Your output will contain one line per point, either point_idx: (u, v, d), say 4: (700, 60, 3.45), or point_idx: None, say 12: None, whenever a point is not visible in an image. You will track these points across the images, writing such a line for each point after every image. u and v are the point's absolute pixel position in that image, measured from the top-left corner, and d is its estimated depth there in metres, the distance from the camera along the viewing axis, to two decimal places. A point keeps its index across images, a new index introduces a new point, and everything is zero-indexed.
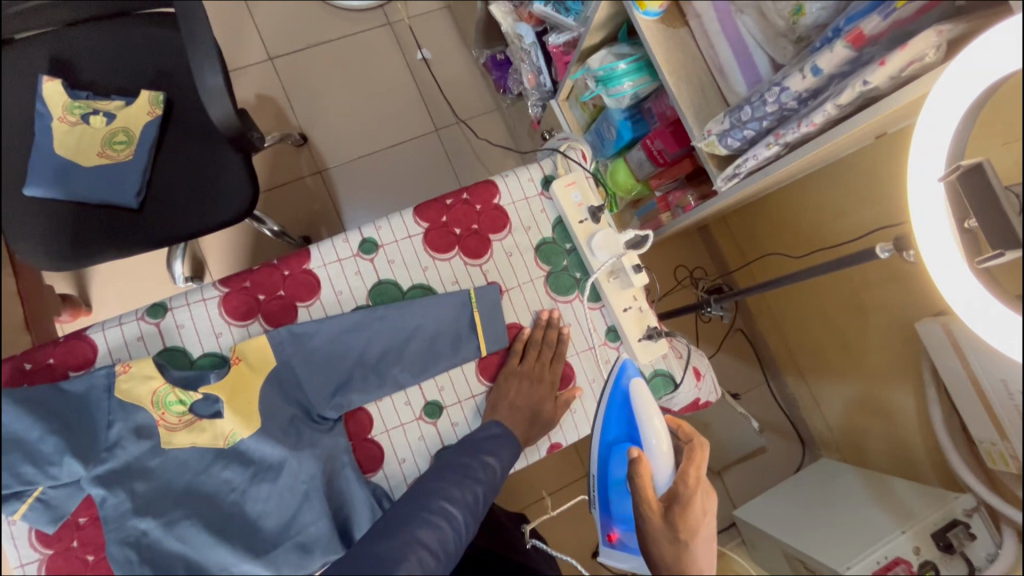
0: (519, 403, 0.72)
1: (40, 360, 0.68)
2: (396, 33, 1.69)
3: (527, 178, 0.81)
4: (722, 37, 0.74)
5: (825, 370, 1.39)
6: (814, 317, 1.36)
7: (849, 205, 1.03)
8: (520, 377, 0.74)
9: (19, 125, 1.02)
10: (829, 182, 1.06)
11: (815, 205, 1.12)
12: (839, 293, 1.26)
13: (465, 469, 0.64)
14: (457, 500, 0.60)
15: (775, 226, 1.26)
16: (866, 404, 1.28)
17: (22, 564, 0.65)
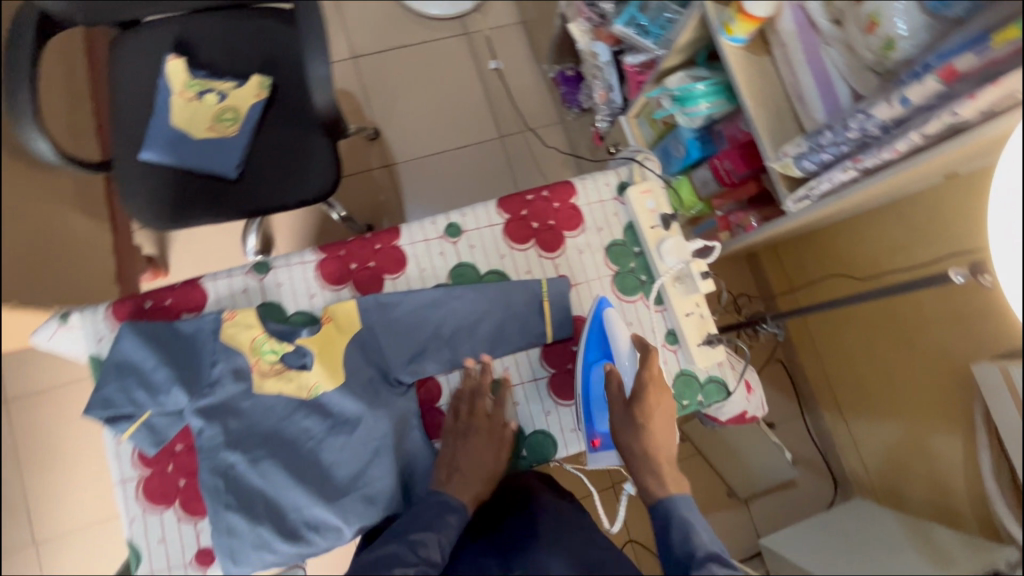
0: (464, 465, 0.71)
1: (160, 301, 0.76)
2: (472, 43, 1.79)
3: (604, 183, 0.86)
4: (805, 65, 0.78)
5: (866, 405, 1.38)
6: (861, 352, 1.35)
7: (912, 242, 1.04)
8: (457, 435, 0.73)
9: (143, 96, 1.13)
10: (891, 217, 1.07)
11: (873, 238, 1.13)
12: (891, 330, 1.25)
13: (391, 563, 0.61)
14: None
15: (827, 256, 1.27)
16: (908, 443, 1.26)
17: (123, 480, 0.72)
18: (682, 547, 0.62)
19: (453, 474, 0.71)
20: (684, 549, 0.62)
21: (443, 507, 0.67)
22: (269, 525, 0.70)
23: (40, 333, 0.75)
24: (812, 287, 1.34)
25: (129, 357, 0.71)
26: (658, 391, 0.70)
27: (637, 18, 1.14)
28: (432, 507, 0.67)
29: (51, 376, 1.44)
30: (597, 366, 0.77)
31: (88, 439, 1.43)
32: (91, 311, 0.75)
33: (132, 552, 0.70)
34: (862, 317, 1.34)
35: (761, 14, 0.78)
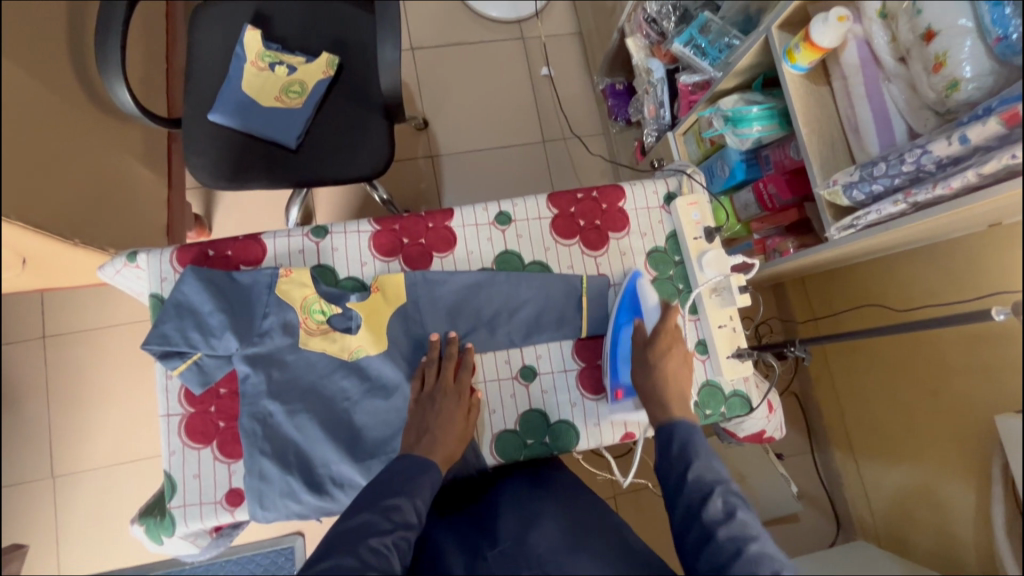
0: (434, 430, 0.72)
1: (221, 251, 0.80)
2: (528, 47, 1.84)
3: (652, 191, 0.89)
4: (864, 99, 0.80)
5: (877, 447, 1.38)
6: (878, 394, 1.34)
7: (939, 289, 1.02)
8: (430, 399, 0.74)
9: (218, 61, 1.18)
10: (920, 261, 1.06)
11: (903, 280, 1.12)
12: (910, 375, 1.22)
13: (365, 532, 0.59)
14: (375, 566, 0.56)
15: (856, 294, 1.27)
16: (919, 491, 1.24)
17: (168, 414, 0.76)
18: (679, 460, 0.66)
19: (422, 438, 0.71)
20: (682, 460, 0.66)
21: (414, 472, 0.67)
22: (298, 476, 0.73)
23: (107, 267, 0.80)
24: (834, 319, 1.37)
25: (189, 298, 0.75)
26: (674, 337, 0.78)
27: (697, 38, 1.16)
28: (405, 472, 0.67)
29: (91, 319, 1.50)
30: (627, 326, 0.81)
31: (117, 384, 1.48)
32: (157, 252, 0.79)
33: (168, 484, 0.74)
34: (880, 358, 1.31)
35: (827, 45, 0.79)
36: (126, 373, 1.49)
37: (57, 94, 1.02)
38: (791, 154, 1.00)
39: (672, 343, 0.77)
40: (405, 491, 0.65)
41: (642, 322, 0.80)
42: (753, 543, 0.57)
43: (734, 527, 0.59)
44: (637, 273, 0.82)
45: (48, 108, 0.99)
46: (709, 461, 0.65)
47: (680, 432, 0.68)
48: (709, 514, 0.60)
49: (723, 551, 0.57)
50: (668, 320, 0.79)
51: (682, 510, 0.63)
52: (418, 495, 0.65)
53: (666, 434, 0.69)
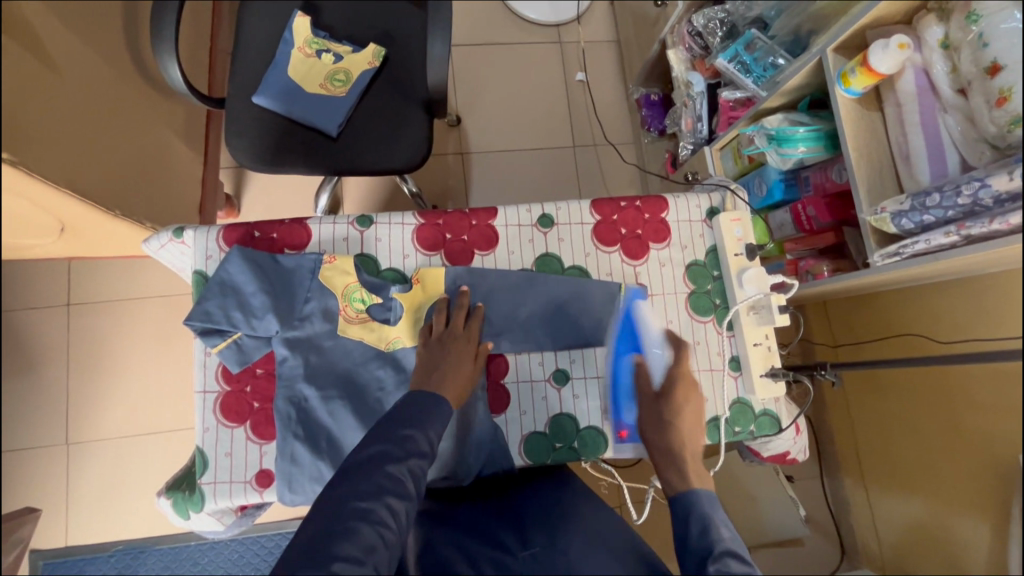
0: (445, 368, 0.73)
1: (267, 233, 0.81)
2: (564, 52, 1.84)
3: (695, 204, 0.89)
4: (918, 128, 0.80)
5: (886, 476, 1.35)
6: (897, 424, 1.29)
7: (966, 322, 0.96)
8: (438, 340, 0.76)
9: (265, 44, 1.19)
10: (952, 293, 1.02)
11: (932, 309, 1.07)
12: (930, 407, 1.15)
13: (381, 459, 0.58)
14: (393, 490, 0.56)
15: (883, 322, 1.24)
16: (930, 526, 1.20)
17: (204, 390, 0.76)
18: (699, 543, 0.60)
19: (431, 374, 0.72)
20: (704, 544, 0.60)
21: (427, 405, 0.67)
22: (328, 462, 0.74)
23: (152, 241, 0.81)
24: (856, 345, 1.35)
25: (233, 277, 0.76)
26: (688, 382, 0.79)
27: (741, 55, 1.16)
28: (415, 405, 0.67)
29: (115, 290, 1.51)
30: (627, 358, 0.82)
31: (137, 357, 1.49)
32: (204, 230, 0.80)
33: (200, 460, 0.74)
34: (902, 386, 1.26)
35: (884, 71, 0.79)
36: (146, 347, 1.50)
37: (109, 65, 1.03)
38: (833, 177, 1.00)
39: (688, 392, 0.78)
40: (416, 422, 0.64)
41: (643, 358, 0.82)
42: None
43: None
44: (637, 295, 0.83)
45: (99, 78, 1.00)
46: (734, 551, 0.58)
47: (702, 514, 0.63)
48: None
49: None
50: (680, 364, 0.81)
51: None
52: (429, 426, 0.65)
53: (683, 508, 0.65)
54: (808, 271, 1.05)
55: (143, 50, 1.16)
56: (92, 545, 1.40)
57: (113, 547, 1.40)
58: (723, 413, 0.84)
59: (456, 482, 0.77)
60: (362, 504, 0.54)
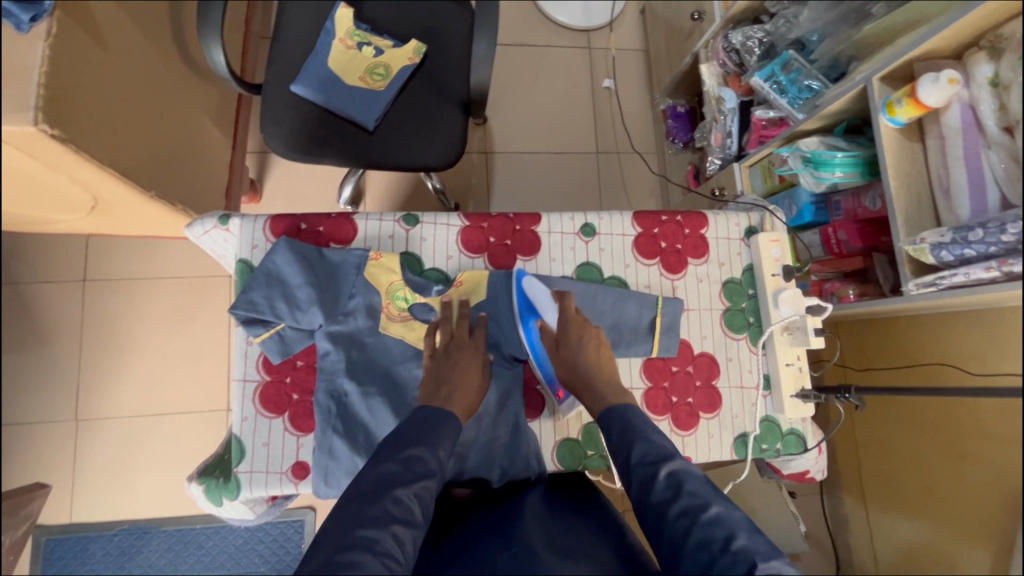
0: (452, 380, 0.73)
1: (313, 226, 0.82)
2: (592, 57, 1.84)
3: (734, 223, 0.91)
4: (961, 162, 0.81)
5: (892, 499, 1.27)
6: (901, 446, 1.24)
7: (986, 352, 0.93)
8: (444, 353, 0.76)
9: (306, 33, 1.19)
10: (964, 325, 0.98)
11: (945, 338, 1.02)
12: (942, 435, 1.12)
13: (389, 483, 0.57)
14: (400, 517, 0.54)
15: (894, 347, 1.15)
16: (926, 549, 1.17)
17: (244, 378, 0.77)
18: (623, 445, 0.66)
19: (438, 390, 0.71)
20: (626, 445, 0.66)
21: (435, 422, 0.66)
22: (365, 458, 0.74)
23: (197, 226, 0.81)
24: (865, 373, 1.23)
25: (279, 269, 0.76)
26: (577, 323, 0.80)
27: (777, 75, 1.17)
28: (426, 421, 0.66)
29: (134, 268, 1.50)
30: (533, 327, 0.82)
31: (151, 337, 1.48)
32: (251, 220, 0.80)
33: (238, 448, 0.76)
34: (912, 412, 1.21)
35: (932, 104, 0.80)
36: (160, 327, 1.49)
37: (152, 43, 1.03)
38: (866, 203, 1.01)
39: (580, 331, 0.80)
40: (424, 441, 0.63)
41: (544, 321, 0.81)
42: (707, 506, 0.57)
43: (685, 499, 0.58)
44: (518, 273, 0.81)
45: (141, 55, 0.99)
46: (651, 440, 0.65)
47: (618, 417, 0.69)
48: (657, 492, 0.60)
49: (676, 527, 0.57)
50: (565, 307, 0.81)
51: (637, 489, 0.62)
52: (439, 445, 0.63)
53: (605, 418, 0.70)
54: (834, 294, 1.06)
55: (184, 31, 1.15)
56: (96, 523, 1.39)
57: (117, 526, 1.40)
58: (752, 430, 0.86)
59: (487, 480, 0.77)
60: (367, 532, 0.52)
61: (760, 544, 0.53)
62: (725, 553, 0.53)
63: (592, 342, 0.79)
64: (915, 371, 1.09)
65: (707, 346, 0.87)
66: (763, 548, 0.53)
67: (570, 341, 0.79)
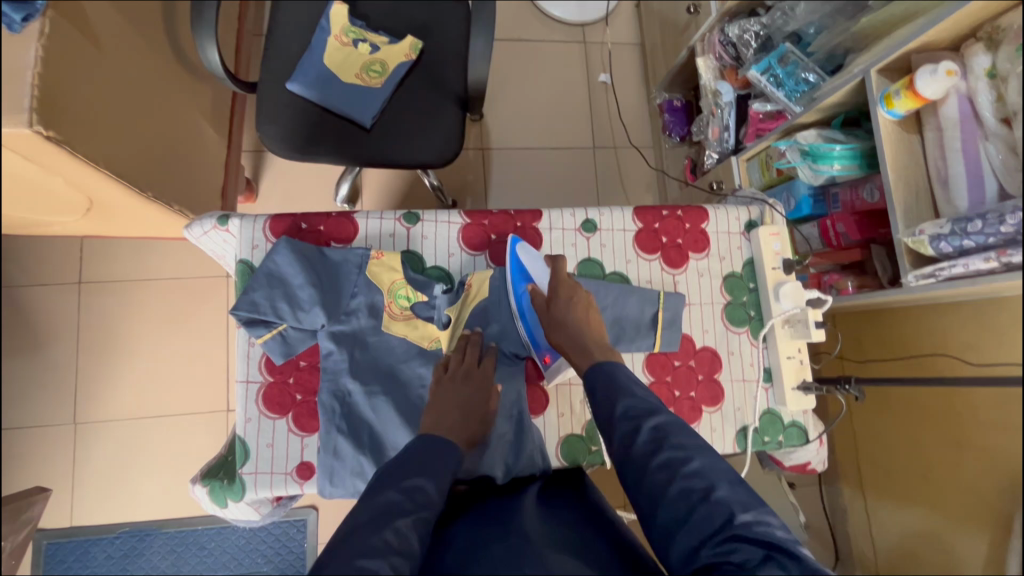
0: (457, 409, 0.72)
1: (313, 225, 0.82)
2: (588, 52, 1.84)
3: (735, 217, 0.91)
4: (958, 153, 0.82)
5: (891, 487, 1.27)
6: (898, 436, 1.24)
7: (980, 339, 0.93)
8: (448, 378, 0.76)
9: (301, 29, 1.18)
10: (961, 313, 0.97)
11: (941, 325, 1.02)
12: (937, 423, 1.11)
13: (389, 512, 0.54)
14: (399, 549, 0.51)
15: (892, 336, 1.15)
16: (927, 536, 1.17)
17: (247, 380, 0.77)
18: (607, 401, 0.67)
19: (443, 418, 0.70)
20: (609, 400, 0.67)
21: (434, 455, 0.63)
22: (370, 457, 0.74)
23: (195, 227, 0.81)
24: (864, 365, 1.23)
25: (280, 269, 0.76)
26: (568, 286, 0.80)
27: (774, 68, 1.17)
28: (425, 453, 0.63)
29: (130, 270, 1.49)
30: (523, 291, 0.82)
31: (148, 339, 1.47)
32: (250, 220, 0.80)
33: (242, 450, 0.76)
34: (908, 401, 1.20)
35: (930, 95, 0.80)
36: (156, 329, 1.48)
37: (144, 42, 1.01)
38: (864, 196, 1.02)
39: (569, 292, 0.80)
40: (425, 472, 0.61)
41: (536, 284, 0.81)
42: (690, 459, 0.58)
43: (667, 452, 0.59)
44: (515, 240, 0.82)
45: (133, 54, 0.98)
46: (635, 395, 0.66)
47: (604, 374, 0.70)
48: (639, 445, 0.61)
49: (657, 478, 0.58)
50: (557, 271, 0.81)
51: (619, 443, 0.63)
52: (439, 477, 0.61)
53: (591, 376, 0.71)
54: (832, 286, 1.06)
55: (177, 30, 1.14)
56: (97, 526, 1.39)
57: (118, 529, 1.39)
58: (755, 423, 0.87)
59: (490, 477, 0.76)
60: (365, 563, 0.48)
61: (739, 496, 0.56)
62: (704, 503, 0.55)
63: (582, 302, 0.79)
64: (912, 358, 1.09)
65: (708, 341, 0.88)
66: (741, 499, 0.55)
67: (560, 303, 0.79)
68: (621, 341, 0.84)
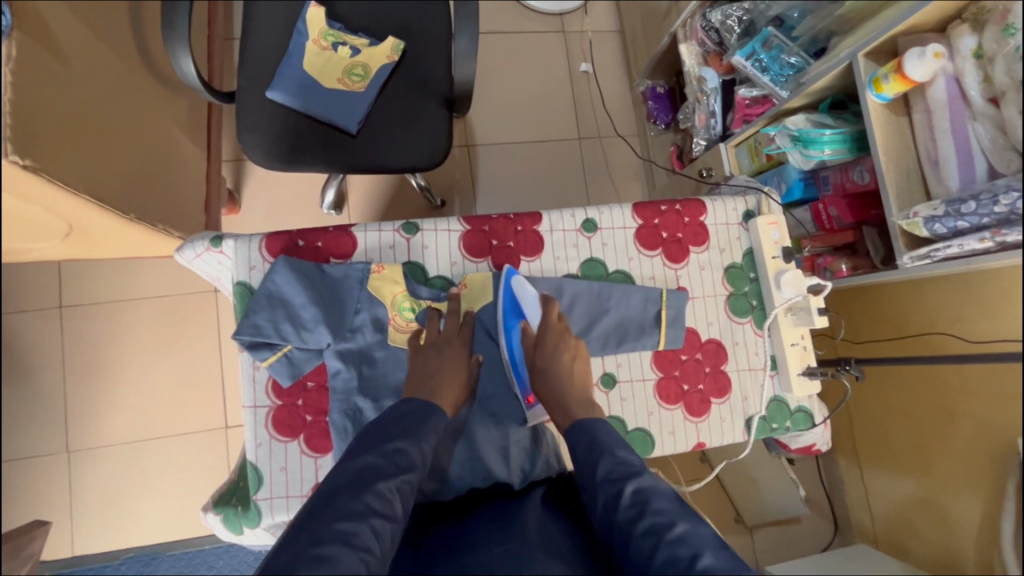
0: (438, 374, 0.75)
1: (311, 242, 0.83)
2: (568, 42, 1.82)
3: (732, 208, 0.94)
4: (948, 134, 0.83)
5: (884, 461, 1.28)
6: (883, 412, 1.26)
7: (967, 313, 0.95)
8: (429, 347, 0.78)
9: (276, 34, 1.14)
10: (944, 289, 0.99)
11: (925, 301, 1.03)
12: (923, 392, 1.14)
13: (372, 476, 0.59)
14: (380, 511, 0.57)
15: (875, 314, 1.16)
16: (918, 502, 1.19)
17: (255, 405, 0.78)
18: (589, 462, 0.67)
19: (426, 381, 0.74)
20: (591, 460, 0.67)
21: (421, 417, 0.68)
22: None
23: (188, 250, 0.81)
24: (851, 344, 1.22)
25: (281, 289, 0.77)
26: (558, 329, 0.82)
27: (759, 52, 1.17)
28: (413, 414, 0.69)
29: (114, 290, 1.45)
30: (516, 328, 0.84)
31: (138, 360, 1.44)
32: (245, 240, 0.81)
33: (255, 476, 0.77)
34: (892, 376, 1.21)
35: (918, 78, 0.81)
36: (146, 349, 1.44)
37: (113, 56, 0.97)
38: (855, 177, 1.03)
39: (558, 340, 0.81)
40: (408, 435, 0.66)
41: (528, 323, 0.84)
42: (674, 524, 0.58)
43: (650, 517, 0.59)
44: (511, 272, 0.83)
45: (102, 67, 0.94)
46: (618, 456, 0.66)
47: (585, 434, 0.70)
48: (622, 510, 0.61)
49: (642, 545, 0.58)
50: (548, 314, 0.83)
51: (602, 506, 0.63)
52: (422, 439, 0.66)
53: (575, 433, 0.72)
54: (826, 268, 1.08)
55: (147, 41, 1.11)
56: (99, 554, 1.35)
57: (122, 555, 1.35)
58: (763, 411, 0.89)
59: (508, 484, 0.79)
60: (346, 525, 0.54)
61: (725, 562, 0.55)
62: (691, 572, 0.54)
63: (570, 351, 0.81)
64: (900, 334, 1.10)
65: (713, 332, 0.90)
66: (728, 566, 0.55)
67: (547, 348, 0.80)
68: (607, 348, 0.86)
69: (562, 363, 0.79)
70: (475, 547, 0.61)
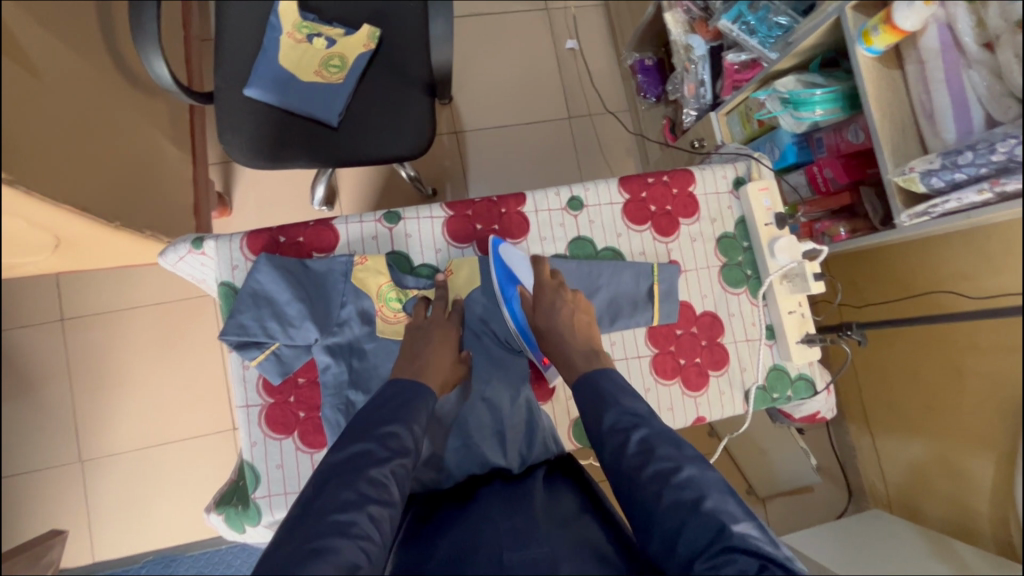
0: (432, 356, 0.74)
1: (293, 238, 0.83)
2: (552, 19, 1.78)
3: (721, 176, 0.92)
4: (942, 84, 0.80)
5: (896, 421, 1.25)
6: (898, 377, 1.21)
7: (975, 270, 0.91)
8: (418, 328, 0.78)
9: (249, 30, 1.12)
10: (954, 246, 0.95)
11: (933, 261, 0.99)
12: (936, 354, 1.10)
13: (362, 463, 0.59)
14: (376, 498, 0.57)
15: (884, 279, 1.12)
16: (932, 466, 1.15)
17: (248, 404, 0.79)
18: (593, 411, 0.66)
19: (419, 363, 0.73)
20: (596, 410, 0.66)
21: (411, 398, 0.67)
22: None
23: (171, 254, 0.82)
24: (863, 311, 1.19)
25: (264, 287, 0.77)
26: (551, 287, 0.80)
27: (745, 15, 1.12)
28: (399, 397, 0.68)
29: (113, 299, 1.46)
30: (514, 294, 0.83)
31: (142, 367, 1.45)
32: (227, 240, 0.81)
33: (253, 475, 0.78)
34: (907, 341, 1.17)
35: (909, 28, 0.78)
36: (148, 356, 1.45)
37: (84, 63, 0.96)
38: (849, 137, 1.00)
39: (553, 295, 0.79)
40: (399, 418, 0.65)
41: (524, 286, 0.82)
42: (680, 469, 0.58)
43: (657, 462, 0.59)
44: (496, 242, 0.82)
45: (74, 74, 0.93)
46: (623, 405, 0.65)
47: (589, 384, 0.69)
48: (628, 458, 0.61)
49: (648, 491, 0.58)
50: (540, 274, 0.82)
51: (609, 453, 0.63)
52: (413, 421, 0.65)
53: (579, 386, 0.70)
54: (825, 234, 1.06)
55: (119, 45, 1.09)
56: (118, 560, 1.37)
57: (142, 558, 1.37)
58: (761, 381, 0.88)
59: (507, 469, 0.76)
60: (341, 516, 0.54)
61: (728, 506, 0.56)
62: (695, 517, 0.55)
63: (568, 307, 0.79)
64: (909, 297, 1.06)
65: (708, 305, 0.89)
66: (729, 510, 0.56)
67: (545, 307, 0.78)
68: (603, 326, 0.85)
69: (562, 317, 0.77)
70: (475, 529, 0.61)
